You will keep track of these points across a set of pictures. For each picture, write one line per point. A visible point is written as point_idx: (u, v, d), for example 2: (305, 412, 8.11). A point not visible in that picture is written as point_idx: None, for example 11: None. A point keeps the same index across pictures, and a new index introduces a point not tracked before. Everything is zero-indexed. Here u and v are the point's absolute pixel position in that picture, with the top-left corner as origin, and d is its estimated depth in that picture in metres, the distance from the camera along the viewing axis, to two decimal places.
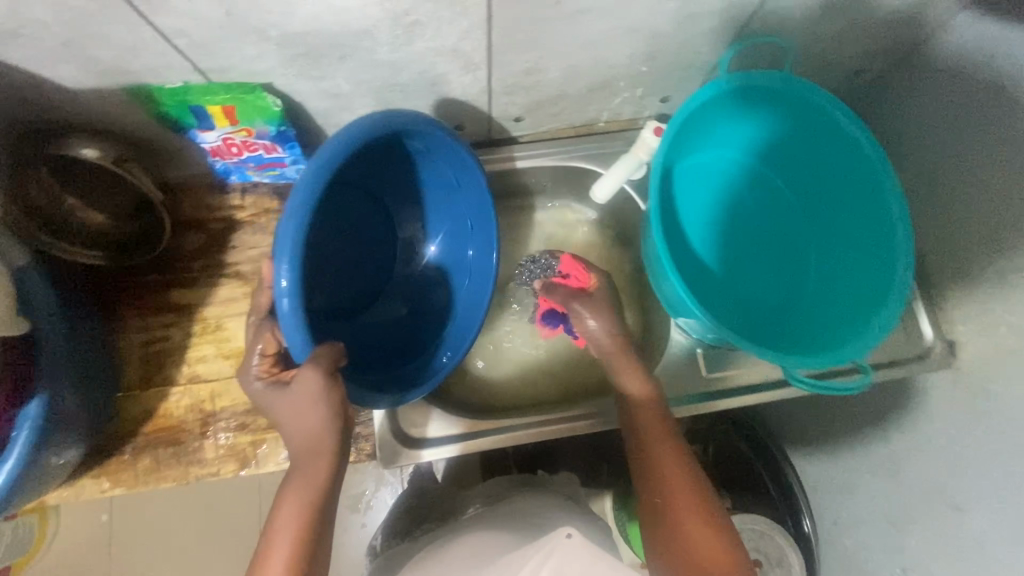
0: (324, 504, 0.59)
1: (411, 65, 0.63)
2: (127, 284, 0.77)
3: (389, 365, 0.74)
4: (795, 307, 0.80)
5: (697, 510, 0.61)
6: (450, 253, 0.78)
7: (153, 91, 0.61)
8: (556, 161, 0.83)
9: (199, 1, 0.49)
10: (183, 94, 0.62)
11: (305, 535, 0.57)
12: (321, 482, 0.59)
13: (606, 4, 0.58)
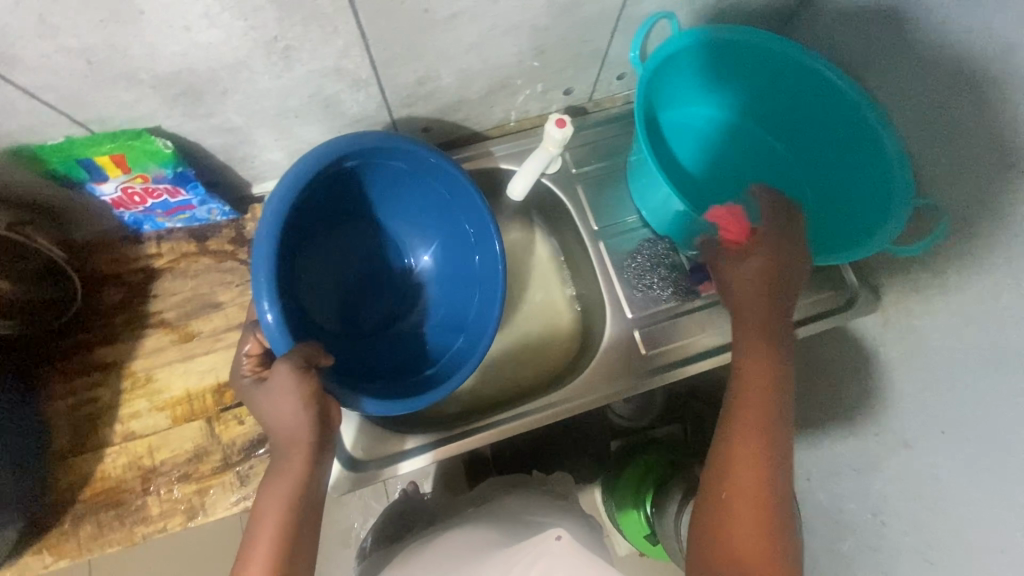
0: (303, 507, 0.55)
1: (299, 90, 0.63)
2: (46, 350, 0.74)
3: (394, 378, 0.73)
4: (803, 223, 0.83)
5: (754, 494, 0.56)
6: (460, 263, 0.77)
7: (35, 151, 0.60)
8: (509, 158, 0.84)
9: (56, 54, 0.49)
10: (67, 149, 0.60)
11: (288, 539, 0.53)
12: (295, 483, 0.55)
13: (477, 6, 0.59)
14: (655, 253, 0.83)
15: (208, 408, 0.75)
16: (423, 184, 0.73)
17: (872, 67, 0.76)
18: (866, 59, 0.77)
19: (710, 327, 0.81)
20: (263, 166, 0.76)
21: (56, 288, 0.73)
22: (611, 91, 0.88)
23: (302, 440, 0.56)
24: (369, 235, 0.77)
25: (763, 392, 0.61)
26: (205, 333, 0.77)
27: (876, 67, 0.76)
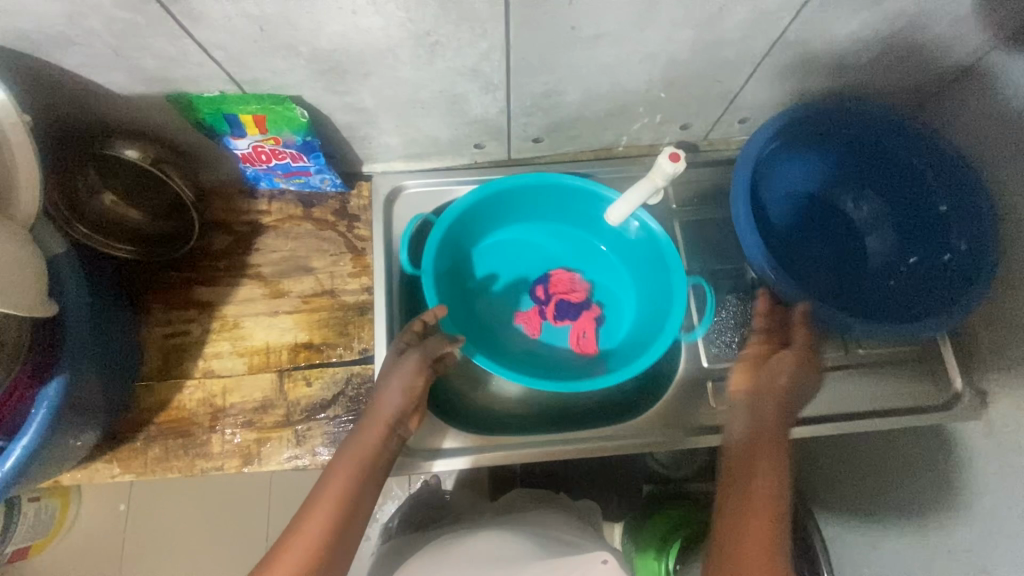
0: (343, 524, 0.56)
1: (432, 84, 0.66)
2: (155, 280, 0.79)
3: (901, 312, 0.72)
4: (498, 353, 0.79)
5: (765, 526, 0.56)
6: (845, 275, 0.78)
7: (192, 100, 0.65)
8: (608, 180, 0.83)
9: (235, 18, 0.53)
10: (220, 103, 0.65)
11: (325, 548, 0.54)
12: (337, 496, 0.57)
13: (622, 30, 0.60)
14: (743, 312, 0.78)
15: (282, 363, 0.78)
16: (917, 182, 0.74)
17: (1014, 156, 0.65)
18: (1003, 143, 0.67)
19: None
20: (377, 147, 0.79)
21: (172, 226, 0.78)
22: (730, 135, 0.85)
23: (367, 451, 0.61)
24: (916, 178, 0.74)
25: (772, 449, 0.63)
26: (293, 294, 0.80)
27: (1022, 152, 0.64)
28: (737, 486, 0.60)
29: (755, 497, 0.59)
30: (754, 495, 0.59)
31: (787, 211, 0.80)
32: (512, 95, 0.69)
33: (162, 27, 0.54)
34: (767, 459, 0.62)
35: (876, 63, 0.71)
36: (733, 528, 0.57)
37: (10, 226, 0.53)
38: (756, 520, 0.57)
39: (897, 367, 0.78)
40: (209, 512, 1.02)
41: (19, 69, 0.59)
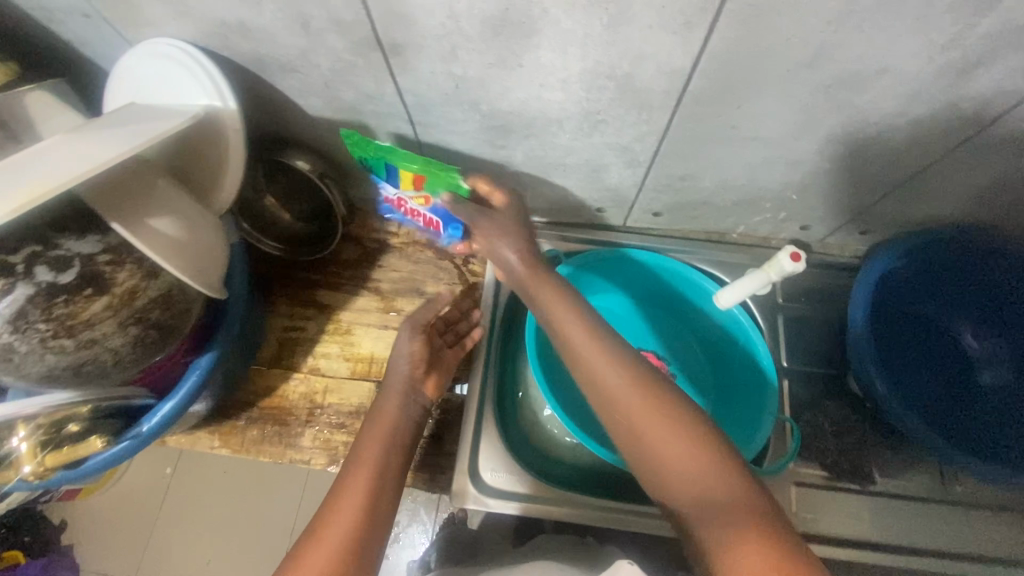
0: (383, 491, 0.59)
1: (583, 152, 0.71)
2: (286, 276, 0.87)
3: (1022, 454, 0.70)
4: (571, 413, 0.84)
5: (729, 529, 0.44)
6: (959, 400, 0.76)
7: (360, 142, 0.71)
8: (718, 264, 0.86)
9: (441, 75, 0.60)
10: (386, 152, 0.71)
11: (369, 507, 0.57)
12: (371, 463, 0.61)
13: (777, 137, 0.63)
14: (837, 420, 0.77)
15: (381, 375, 0.83)
16: None
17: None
18: None
19: (870, 517, 0.75)
20: None
21: (314, 231, 0.86)
22: (846, 243, 0.86)
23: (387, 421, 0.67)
24: None
25: (678, 434, 0.50)
26: (405, 312, 0.86)
27: None
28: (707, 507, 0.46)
29: (705, 508, 0.46)
30: (703, 504, 0.47)
31: (903, 323, 0.79)
32: (651, 173, 0.74)
33: (374, 71, 0.62)
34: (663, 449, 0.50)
35: (1016, 205, 0.72)
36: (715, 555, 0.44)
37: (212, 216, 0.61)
38: (735, 519, 0.44)
39: (987, 510, 0.75)
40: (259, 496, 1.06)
41: (241, 84, 0.68)
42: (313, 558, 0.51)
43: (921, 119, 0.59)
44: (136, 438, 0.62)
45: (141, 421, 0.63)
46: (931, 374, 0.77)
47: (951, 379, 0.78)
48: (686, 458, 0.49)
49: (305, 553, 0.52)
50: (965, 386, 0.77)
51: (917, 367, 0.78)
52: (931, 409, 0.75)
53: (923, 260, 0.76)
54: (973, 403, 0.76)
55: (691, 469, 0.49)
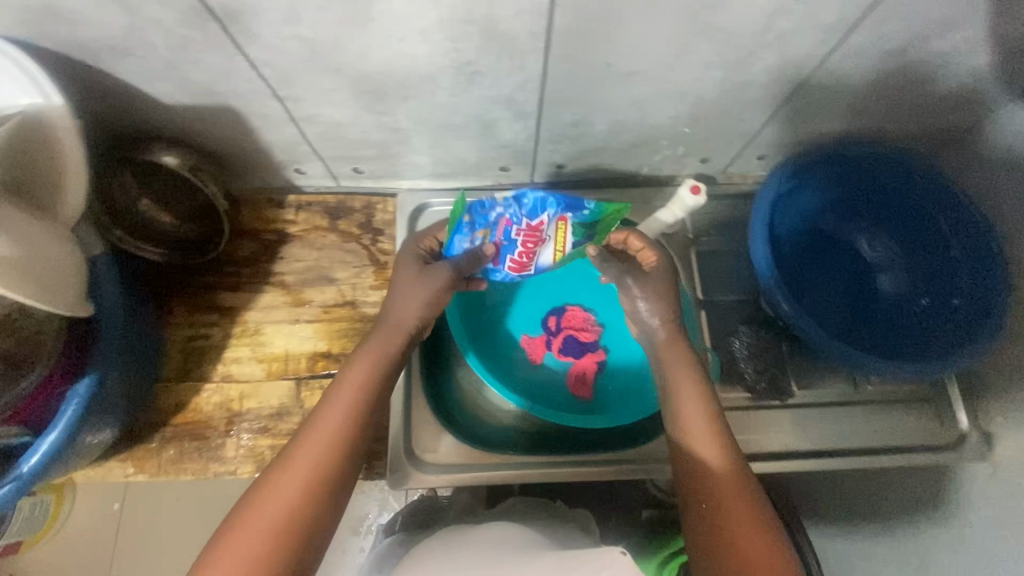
0: (343, 461, 0.55)
1: (468, 109, 0.68)
2: (180, 283, 0.81)
3: (914, 348, 0.75)
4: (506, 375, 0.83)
5: (743, 508, 0.54)
6: (859, 304, 0.80)
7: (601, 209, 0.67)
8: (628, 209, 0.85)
9: (290, 40, 0.55)
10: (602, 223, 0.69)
11: (331, 478, 0.53)
12: (335, 431, 0.56)
13: (655, 69, 0.62)
14: (755, 344, 0.79)
15: (300, 371, 0.80)
16: (933, 222, 0.76)
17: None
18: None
19: (793, 429, 0.78)
20: (406, 165, 0.81)
21: (201, 230, 0.80)
22: (747, 171, 0.87)
23: (361, 381, 0.60)
24: (931, 218, 0.76)
25: (707, 424, 0.60)
26: (315, 303, 0.82)
27: None
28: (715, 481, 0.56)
29: (723, 487, 0.55)
30: (722, 484, 0.56)
31: (800, 240, 0.83)
32: (542, 123, 0.72)
33: (218, 45, 0.56)
34: (695, 431, 0.60)
35: (892, 111, 0.74)
36: (710, 514, 0.54)
37: (59, 228, 0.55)
38: (734, 502, 0.54)
39: (904, 404, 0.79)
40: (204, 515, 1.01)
41: (75, 77, 0.61)
42: (278, 495, 0.51)
43: (788, 33, 0.59)
44: (16, 482, 0.58)
45: (20, 462, 0.59)
46: (830, 283, 0.82)
47: (851, 285, 0.82)
48: (706, 434, 0.59)
49: (251, 517, 0.50)
50: (862, 289, 0.81)
51: (815, 279, 0.82)
52: (833, 317, 0.79)
53: (815, 176, 0.77)
54: (869, 305, 0.80)
55: (709, 452, 0.58)
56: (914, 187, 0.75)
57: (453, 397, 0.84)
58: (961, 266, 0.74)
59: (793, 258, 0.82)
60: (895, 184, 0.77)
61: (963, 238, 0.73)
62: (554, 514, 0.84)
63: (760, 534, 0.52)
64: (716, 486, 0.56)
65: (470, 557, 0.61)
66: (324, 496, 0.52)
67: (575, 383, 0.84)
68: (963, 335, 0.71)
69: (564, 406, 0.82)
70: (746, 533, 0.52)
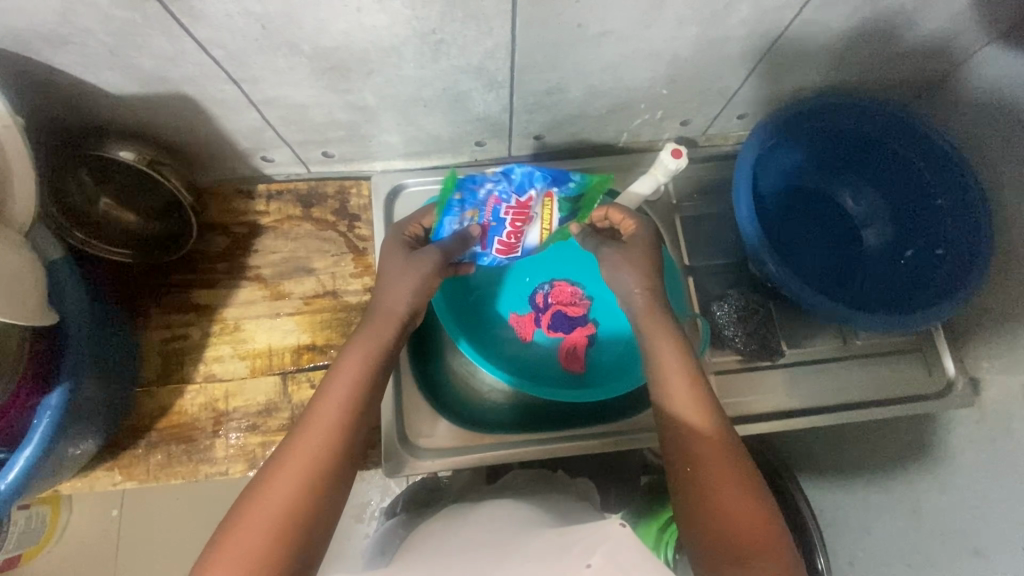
0: (340, 454, 0.53)
1: (436, 82, 0.65)
2: (151, 283, 0.78)
3: (899, 299, 0.75)
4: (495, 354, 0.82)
5: (732, 475, 0.54)
6: (844, 257, 0.80)
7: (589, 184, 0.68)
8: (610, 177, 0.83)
9: (240, 17, 0.52)
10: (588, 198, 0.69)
11: (323, 471, 0.52)
12: (330, 423, 0.54)
13: (629, 28, 0.60)
14: (743, 305, 0.78)
15: (285, 365, 0.78)
16: (916, 171, 0.75)
17: (1010, 155, 0.68)
18: (1010, 141, 0.67)
19: (785, 389, 0.78)
20: (378, 146, 0.78)
21: (168, 227, 0.76)
22: (728, 131, 0.85)
23: (352, 372, 0.58)
24: (914, 167, 0.75)
25: (692, 389, 0.59)
26: (294, 295, 0.79)
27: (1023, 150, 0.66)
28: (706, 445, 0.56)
29: (711, 454, 0.55)
30: (710, 451, 0.55)
31: (785, 196, 0.82)
32: (514, 93, 0.69)
33: (163, 27, 0.52)
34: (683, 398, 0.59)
35: (872, 59, 0.72)
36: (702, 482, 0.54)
37: (10, 234, 0.52)
38: (721, 468, 0.54)
39: (893, 355, 0.79)
40: (203, 516, 1.00)
41: (12, 71, 0.57)
42: (275, 492, 0.50)
43: None
44: None
45: None
46: (815, 238, 0.81)
47: (835, 239, 0.81)
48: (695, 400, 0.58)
49: (246, 516, 0.49)
50: (847, 242, 0.81)
51: (800, 234, 0.81)
52: (818, 273, 0.79)
53: (795, 132, 0.76)
54: (854, 257, 0.80)
55: (697, 416, 0.58)
56: (897, 137, 0.74)
57: (444, 378, 0.83)
58: (944, 215, 0.73)
59: (777, 214, 0.81)
60: (878, 135, 0.75)
61: (946, 186, 0.72)
62: (553, 485, 0.84)
63: (749, 500, 0.53)
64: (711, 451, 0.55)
65: (470, 537, 0.61)
66: (321, 488, 0.51)
67: (566, 359, 0.83)
68: (946, 283, 0.71)
69: (556, 382, 0.82)
70: (735, 498, 0.53)
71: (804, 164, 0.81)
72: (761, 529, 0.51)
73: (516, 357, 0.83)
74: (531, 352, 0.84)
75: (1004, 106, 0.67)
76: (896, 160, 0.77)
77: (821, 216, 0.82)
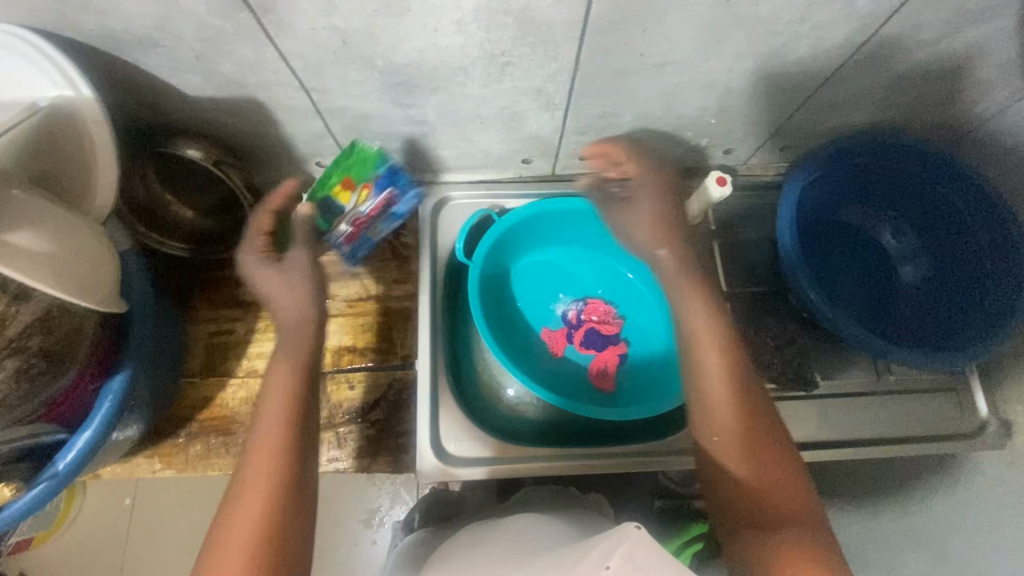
0: (288, 513, 0.52)
1: (495, 101, 0.67)
2: (203, 278, 0.81)
3: (935, 336, 0.76)
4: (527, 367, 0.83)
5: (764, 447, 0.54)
6: (879, 292, 0.81)
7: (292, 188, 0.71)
8: None
9: (323, 31, 0.55)
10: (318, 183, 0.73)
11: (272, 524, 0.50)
12: (267, 480, 0.52)
13: (688, 59, 0.62)
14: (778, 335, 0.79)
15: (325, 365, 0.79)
16: (954, 212, 0.76)
17: None
18: None
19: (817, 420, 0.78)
20: (429, 158, 0.80)
21: (222, 224, 0.79)
22: (768, 163, 0.87)
23: (276, 438, 0.54)
24: (953, 207, 0.76)
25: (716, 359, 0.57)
26: (339, 298, 0.82)
27: None
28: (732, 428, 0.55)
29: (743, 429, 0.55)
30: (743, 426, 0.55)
31: (821, 228, 0.83)
32: (568, 115, 0.71)
33: (248, 34, 0.55)
34: (718, 387, 0.56)
35: (916, 100, 0.74)
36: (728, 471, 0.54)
37: (92, 223, 0.55)
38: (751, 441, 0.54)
39: (925, 392, 0.80)
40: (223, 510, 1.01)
41: (100, 68, 0.60)
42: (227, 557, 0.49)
43: (824, 23, 0.59)
44: (51, 479, 0.57)
45: (54, 459, 0.58)
46: (849, 272, 0.82)
47: (869, 274, 0.82)
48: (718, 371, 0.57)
49: None
50: (881, 278, 0.82)
51: (835, 268, 0.82)
52: (853, 306, 0.80)
53: (837, 166, 0.77)
54: (889, 292, 0.81)
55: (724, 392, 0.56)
56: (937, 176, 0.75)
57: (476, 391, 0.84)
58: (983, 256, 0.74)
59: (814, 246, 0.82)
60: (918, 174, 0.77)
61: (985, 227, 0.73)
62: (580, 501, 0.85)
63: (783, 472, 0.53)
64: (731, 433, 0.55)
65: (506, 543, 0.62)
66: (270, 545, 0.50)
67: (599, 373, 0.84)
68: (987, 322, 0.72)
69: (588, 399, 0.82)
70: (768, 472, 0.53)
71: (841, 199, 0.83)
72: (795, 500, 0.51)
73: (547, 372, 0.84)
74: (562, 367, 0.85)
75: None
76: (934, 198, 0.78)
77: (855, 250, 0.83)
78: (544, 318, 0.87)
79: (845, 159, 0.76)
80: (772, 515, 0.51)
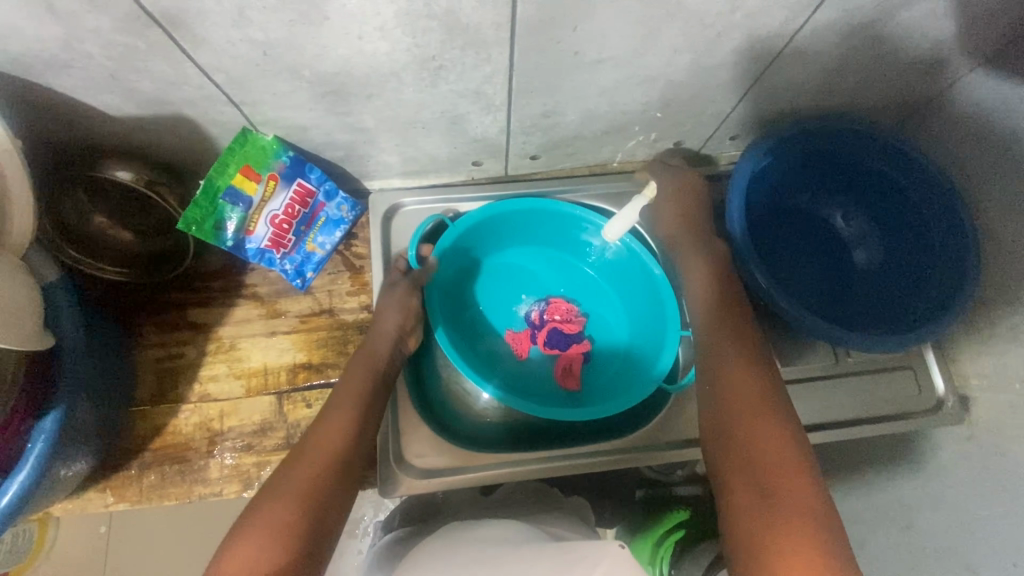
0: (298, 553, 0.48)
1: (434, 105, 0.66)
2: (148, 302, 0.78)
3: (886, 318, 0.77)
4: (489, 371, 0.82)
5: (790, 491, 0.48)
6: (833, 277, 0.82)
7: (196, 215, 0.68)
8: (605, 197, 0.84)
9: (241, 43, 0.52)
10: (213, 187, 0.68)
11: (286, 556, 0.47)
12: (291, 512, 0.49)
13: (624, 54, 0.61)
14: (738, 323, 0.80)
15: (281, 384, 0.77)
16: (902, 194, 0.77)
17: (994, 178, 0.69)
18: (997, 162, 0.69)
19: None
20: (375, 165, 0.78)
21: (163, 244, 0.76)
22: (720, 152, 0.87)
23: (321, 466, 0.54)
24: (901, 190, 0.77)
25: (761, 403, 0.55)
26: (291, 314, 0.79)
27: (1004, 173, 0.68)
28: (737, 413, 0.55)
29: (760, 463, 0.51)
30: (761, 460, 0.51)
31: (776, 215, 0.83)
32: (511, 116, 0.70)
33: (161, 50, 0.52)
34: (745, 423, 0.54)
35: (860, 83, 0.74)
36: (733, 451, 0.53)
37: (8, 258, 0.52)
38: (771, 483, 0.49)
39: (884, 371, 0.81)
40: None
41: (10, 92, 0.57)
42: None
43: (757, 13, 0.58)
44: None
45: None
46: (804, 257, 0.83)
47: (823, 259, 0.83)
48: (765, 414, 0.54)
49: None
50: (835, 262, 0.83)
51: (790, 253, 0.83)
52: (807, 290, 0.81)
53: (786, 153, 0.77)
54: (842, 276, 0.82)
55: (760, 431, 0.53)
56: (883, 159, 0.76)
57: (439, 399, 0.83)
58: (929, 237, 0.75)
59: (768, 233, 0.83)
60: (865, 158, 0.77)
61: (932, 209, 0.74)
62: (552, 501, 0.85)
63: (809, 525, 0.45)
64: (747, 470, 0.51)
65: (469, 552, 0.61)
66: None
67: (562, 371, 0.83)
68: (934, 303, 0.72)
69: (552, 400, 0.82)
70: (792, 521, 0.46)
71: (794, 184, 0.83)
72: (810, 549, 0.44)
73: (510, 376, 0.83)
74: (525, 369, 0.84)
75: (988, 130, 0.69)
76: (883, 181, 0.78)
77: (809, 235, 0.84)
78: (505, 320, 0.86)
79: (794, 146, 0.76)
80: (786, 494, 0.48)
